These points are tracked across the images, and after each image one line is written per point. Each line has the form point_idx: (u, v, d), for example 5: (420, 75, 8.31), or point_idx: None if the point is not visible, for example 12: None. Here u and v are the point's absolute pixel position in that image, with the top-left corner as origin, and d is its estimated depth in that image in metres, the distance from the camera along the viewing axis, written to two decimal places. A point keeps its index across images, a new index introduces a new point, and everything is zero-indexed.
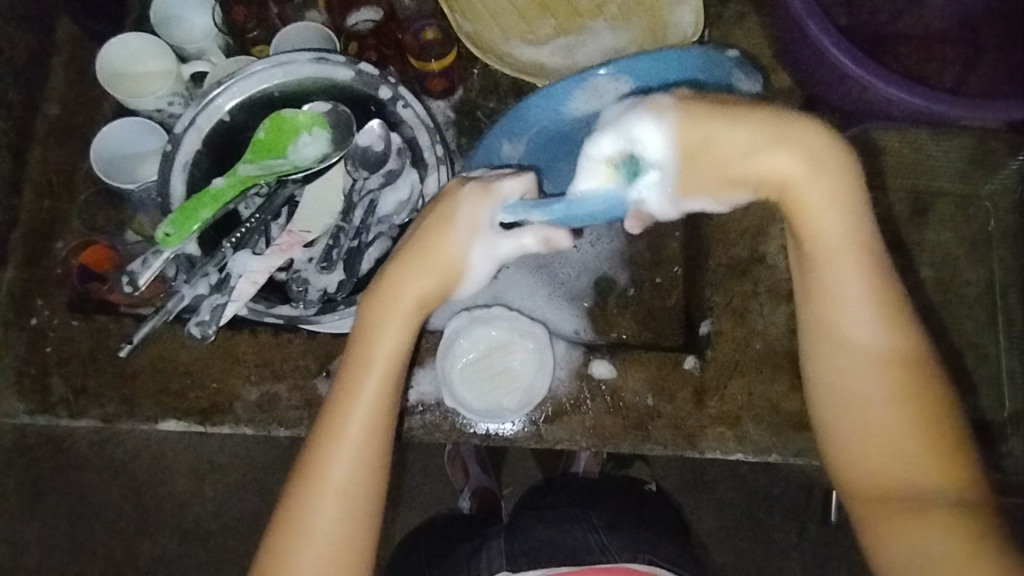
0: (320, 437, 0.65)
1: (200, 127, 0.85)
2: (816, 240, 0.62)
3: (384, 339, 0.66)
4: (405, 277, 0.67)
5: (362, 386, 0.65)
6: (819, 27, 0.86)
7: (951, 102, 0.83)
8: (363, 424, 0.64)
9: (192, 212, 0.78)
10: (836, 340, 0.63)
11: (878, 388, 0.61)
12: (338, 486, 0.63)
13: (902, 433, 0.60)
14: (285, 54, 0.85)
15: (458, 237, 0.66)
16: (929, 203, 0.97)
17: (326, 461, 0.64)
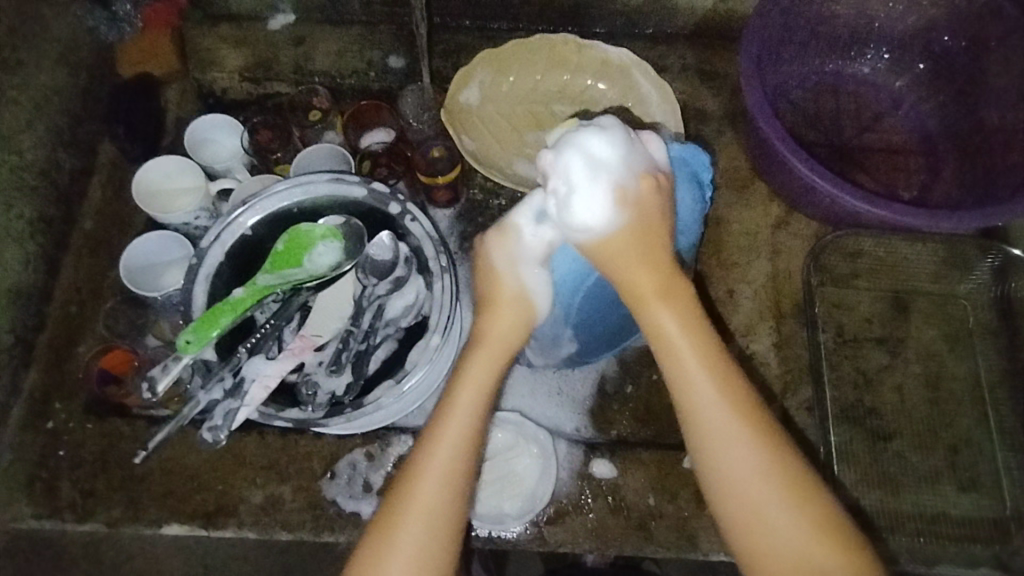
0: (401, 493, 0.65)
1: (223, 242, 0.92)
2: (668, 336, 0.65)
3: (464, 401, 0.67)
4: (495, 328, 0.70)
5: (437, 447, 0.65)
6: (789, 148, 0.95)
7: (916, 214, 0.90)
8: (440, 482, 0.65)
9: (211, 321, 0.84)
10: (699, 414, 0.64)
11: (751, 473, 0.63)
12: (433, 501, 0.64)
13: (763, 488, 0.63)
14: (305, 175, 0.94)
15: (498, 275, 0.70)
16: (910, 302, 1.02)
17: (420, 478, 0.65)
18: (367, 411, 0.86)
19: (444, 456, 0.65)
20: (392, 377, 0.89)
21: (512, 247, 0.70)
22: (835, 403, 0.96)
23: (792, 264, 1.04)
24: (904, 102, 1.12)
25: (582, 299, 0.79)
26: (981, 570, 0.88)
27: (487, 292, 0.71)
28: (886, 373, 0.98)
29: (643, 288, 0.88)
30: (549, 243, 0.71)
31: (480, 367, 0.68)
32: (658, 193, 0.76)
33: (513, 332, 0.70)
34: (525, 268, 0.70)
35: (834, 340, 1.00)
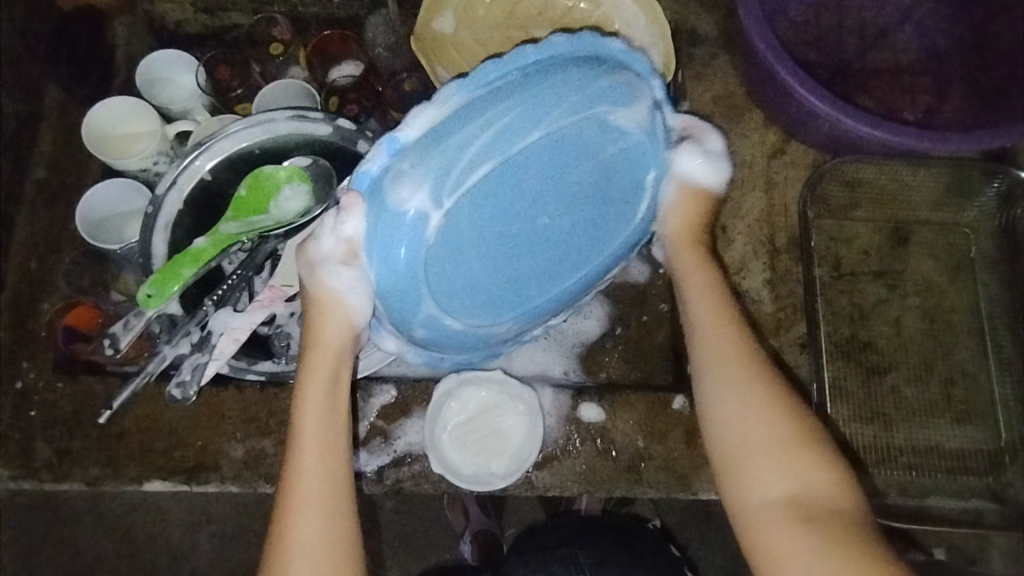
0: (282, 505, 0.64)
1: (181, 188, 0.86)
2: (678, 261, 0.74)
3: (314, 394, 0.67)
4: (322, 338, 0.67)
5: (302, 463, 0.65)
6: (788, 69, 0.88)
7: (921, 136, 0.85)
8: (315, 479, 0.64)
9: (173, 273, 0.78)
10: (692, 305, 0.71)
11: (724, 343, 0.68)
12: (314, 487, 0.64)
13: (741, 374, 0.65)
14: (265, 113, 0.87)
15: (310, 283, 0.66)
16: (910, 232, 0.98)
17: (299, 469, 0.64)
18: None
19: (312, 457, 0.65)
20: None
21: (312, 252, 0.64)
22: (829, 339, 0.93)
23: (789, 195, 0.99)
24: (911, 16, 1.03)
25: (453, 296, 0.69)
26: (973, 500, 0.88)
27: (307, 306, 0.68)
28: (883, 307, 0.95)
29: (562, 245, 0.72)
30: (351, 242, 0.62)
31: (318, 384, 0.67)
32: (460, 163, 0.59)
33: (340, 343, 0.67)
34: (326, 271, 0.64)
35: (831, 274, 0.96)
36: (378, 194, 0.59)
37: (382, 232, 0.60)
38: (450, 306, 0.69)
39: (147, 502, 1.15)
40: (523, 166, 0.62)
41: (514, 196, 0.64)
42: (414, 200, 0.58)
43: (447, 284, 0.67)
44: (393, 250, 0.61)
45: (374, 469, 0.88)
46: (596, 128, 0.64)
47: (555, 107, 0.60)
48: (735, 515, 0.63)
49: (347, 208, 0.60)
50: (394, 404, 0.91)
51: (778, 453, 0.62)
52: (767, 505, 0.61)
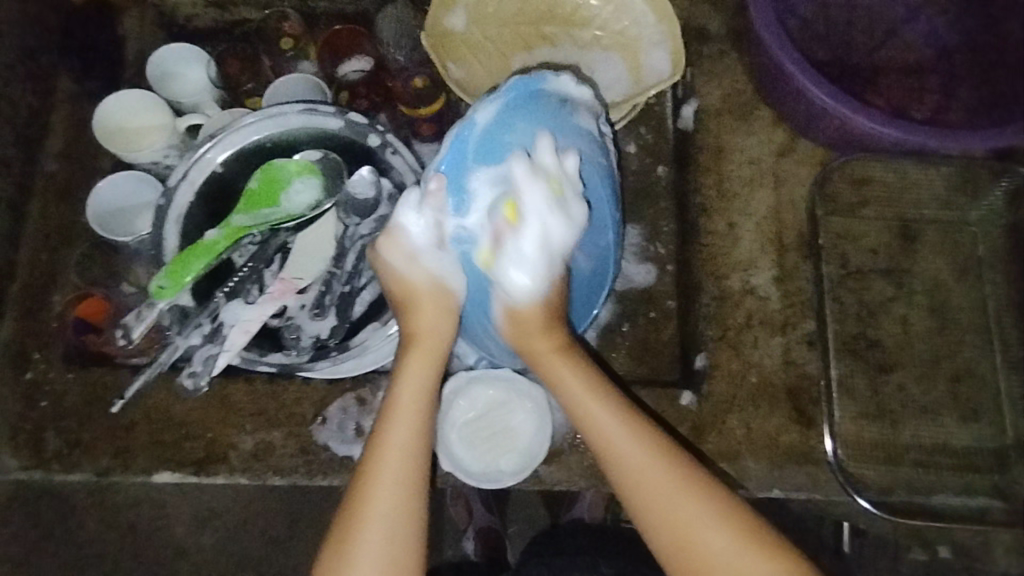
0: (364, 469, 0.68)
1: (193, 180, 0.86)
2: (574, 396, 0.72)
3: (412, 368, 0.72)
4: (423, 321, 0.73)
5: (392, 426, 0.69)
6: (797, 65, 0.88)
7: (931, 133, 0.85)
8: (402, 449, 0.68)
9: (185, 264, 0.80)
10: (614, 452, 0.69)
11: (659, 476, 0.67)
12: (399, 456, 0.67)
13: (683, 505, 0.66)
14: (277, 106, 0.88)
15: (410, 269, 0.72)
16: (917, 230, 0.98)
17: (387, 434, 0.69)
18: (353, 353, 0.85)
19: (401, 426, 0.69)
20: (379, 319, 0.87)
21: (404, 244, 0.71)
22: (836, 336, 0.94)
23: (796, 193, 0.99)
24: (919, 14, 1.03)
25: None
26: (980, 498, 0.88)
27: (408, 293, 0.73)
28: (890, 305, 0.95)
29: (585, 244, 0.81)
30: (438, 227, 0.70)
31: (417, 360, 0.72)
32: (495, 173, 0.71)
33: (441, 324, 0.73)
34: (425, 256, 0.72)
35: (838, 272, 0.97)
36: (456, 178, 0.70)
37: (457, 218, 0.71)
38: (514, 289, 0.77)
39: (151, 496, 1.15)
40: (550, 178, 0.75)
41: None
42: (478, 197, 0.70)
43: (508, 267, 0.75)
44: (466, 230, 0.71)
45: None
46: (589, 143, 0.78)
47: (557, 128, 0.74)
48: None
49: (435, 190, 0.69)
50: None
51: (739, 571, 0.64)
52: None
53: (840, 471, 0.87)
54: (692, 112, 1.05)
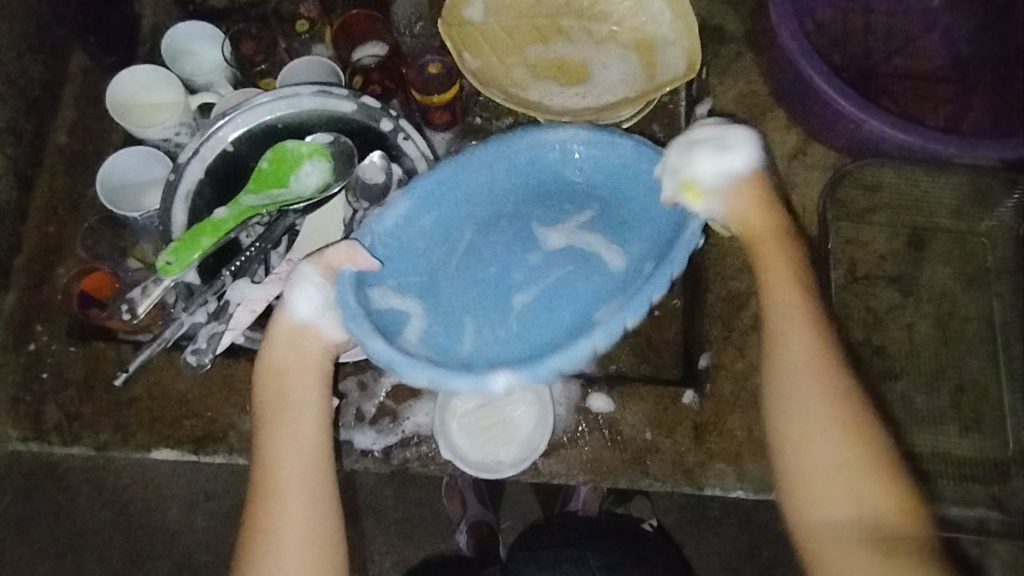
0: (260, 496, 0.71)
1: (204, 157, 0.86)
2: (767, 284, 0.76)
3: (284, 382, 0.75)
4: (278, 342, 0.76)
5: (278, 439, 0.72)
6: (814, 67, 0.88)
7: (946, 141, 0.84)
8: (291, 461, 0.71)
9: (194, 240, 0.78)
10: (780, 354, 0.74)
11: (807, 377, 0.72)
12: (291, 468, 0.71)
13: (828, 421, 0.70)
14: (290, 87, 0.87)
15: (281, 309, 0.75)
16: (927, 238, 0.97)
17: (276, 451, 0.72)
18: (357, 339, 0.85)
19: (285, 441, 0.72)
20: None
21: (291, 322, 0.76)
22: (841, 342, 0.93)
23: (807, 198, 1.00)
24: (937, 26, 1.04)
25: (568, 309, 0.80)
26: (980, 509, 0.87)
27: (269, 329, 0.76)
28: (896, 312, 0.95)
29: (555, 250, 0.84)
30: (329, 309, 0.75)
31: (269, 372, 0.75)
32: (450, 320, 0.81)
33: (313, 340, 0.76)
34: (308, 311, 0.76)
35: (846, 277, 0.96)
36: (358, 284, 0.75)
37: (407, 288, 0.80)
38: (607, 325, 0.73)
39: (149, 473, 1.15)
40: (453, 215, 0.83)
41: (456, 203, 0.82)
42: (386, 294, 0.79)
43: (565, 315, 0.80)
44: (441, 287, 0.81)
45: (380, 449, 0.88)
46: (503, 174, 0.83)
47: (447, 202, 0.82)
48: (801, 530, 0.70)
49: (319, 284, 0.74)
50: (403, 385, 0.91)
51: (859, 499, 0.68)
52: (835, 525, 0.68)
53: None
54: (706, 111, 1.05)
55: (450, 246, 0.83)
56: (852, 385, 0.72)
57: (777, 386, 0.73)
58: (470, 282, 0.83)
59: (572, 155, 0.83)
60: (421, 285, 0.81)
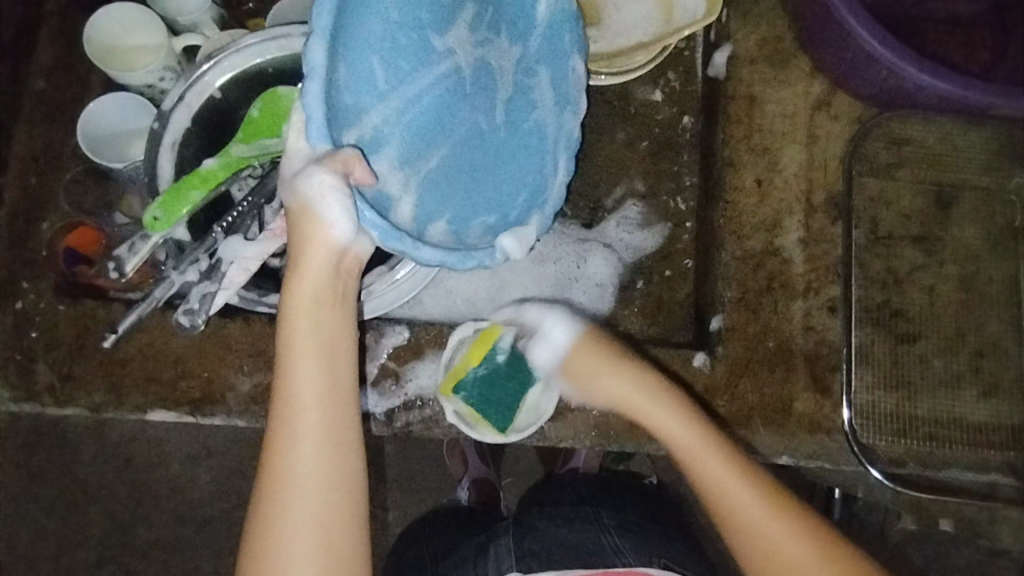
0: (273, 439, 0.58)
1: (190, 104, 0.79)
2: (632, 403, 0.70)
3: (303, 312, 0.60)
4: (305, 258, 0.61)
5: (298, 375, 0.58)
6: (848, 8, 0.81)
7: (987, 89, 0.79)
8: (314, 402, 0.58)
9: (182, 194, 0.74)
10: (693, 468, 0.66)
11: (727, 471, 0.65)
12: (317, 411, 0.58)
13: (773, 510, 0.63)
14: (281, 27, 0.80)
15: (314, 217, 0.59)
16: (952, 197, 0.93)
17: (294, 388, 0.58)
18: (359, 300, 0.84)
19: (311, 379, 0.59)
20: (385, 263, 0.87)
21: (325, 243, 0.60)
22: (860, 304, 0.90)
23: (830, 152, 0.94)
24: None
25: (507, 113, 0.76)
26: (992, 474, 0.86)
27: (299, 241, 0.61)
28: (918, 273, 0.91)
29: (496, 91, 0.75)
30: (354, 235, 0.61)
31: (306, 311, 0.60)
32: (414, 152, 0.70)
33: (347, 270, 0.63)
34: (332, 221, 0.59)
35: (867, 236, 0.92)
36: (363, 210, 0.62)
37: (381, 191, 0.67)
38: (552, 140, 0.79)
39: (149, 431, 1.13)
40: (366, 32, 0.63)
41: (354, 28, 0.62)
42: (387, 179, 0.68)
43: (493, 111, 0.75)
44: (427, 142, 0.71)
45: (382, 412, 0.87)
46: None
47: (363, 37, 0.63)
48: None
49: (331, 201, 0.58)
50: (406, 346, 0.89)
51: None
52: None
53: (853, 437, 0.86)
54: (725, 59, 0.98)
55: (380, 81, 0.66)
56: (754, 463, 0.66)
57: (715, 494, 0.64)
58: (416, 123, 0.70)
59: None
60: (368, 132, 0.66)
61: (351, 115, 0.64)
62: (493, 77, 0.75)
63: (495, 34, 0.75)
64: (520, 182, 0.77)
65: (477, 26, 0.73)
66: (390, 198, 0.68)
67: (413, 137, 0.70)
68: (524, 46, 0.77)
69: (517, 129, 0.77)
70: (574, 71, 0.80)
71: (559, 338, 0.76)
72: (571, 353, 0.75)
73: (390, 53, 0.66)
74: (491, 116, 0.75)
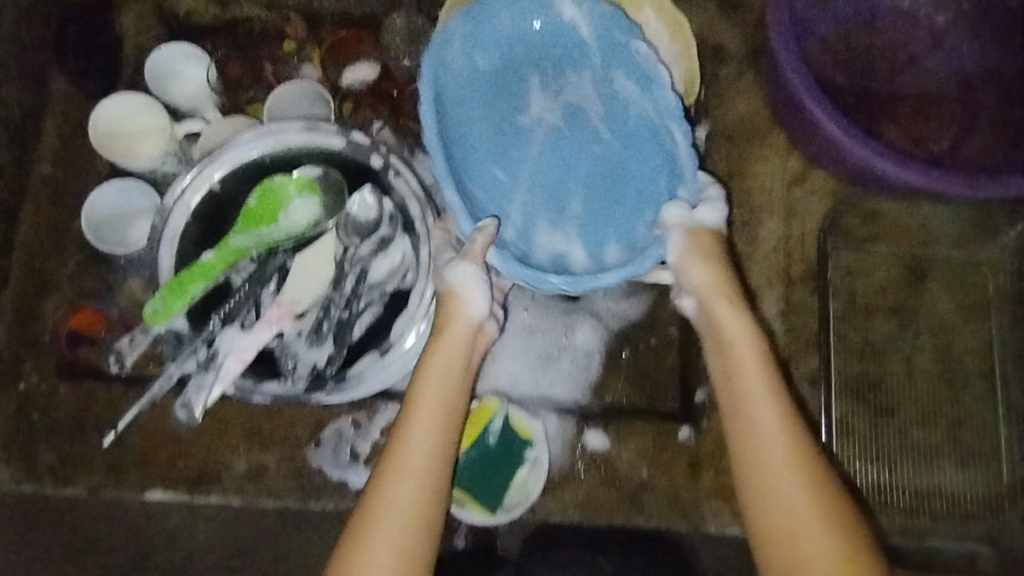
0: (385, 462, 0.69)
1: (189, 200, 0.83)
2: (749, 385, 0.71)
3: (433, 361, 0.72)
4: (444, 325, 0.75)
5: (420, 413, 0.70)
6: (814, 101, 0.86)
7: (951, 178, 0.83)
8: (426, 437, 0.69)
9: (182, 287, 0.78)
10: (754, 449, 0.69)
11: (782, 463, 0.68)
12: (423, 446, 0.69)
13: (802, 505, 0.66)
14: (276, 123, 0.85)
15: (456, 300, 0.74)
16: (927, 268, 0.96)
17: (414, 421, 0.70)
18: (351, 385, 0.82)
19: (427, 420, 0.70)
20: (378, 348, 0.83)
21: (465, 311, 0.74)
22: (839, 376, 0.93)
23: (807, 226, 0.98)
24: (944, 43, 1.02)
25: (608, 124, 0.84)
26: (970, 544, 0.88)
27: (449, 306, 0.75)
28: (894, 345, 0.94)
29: (597, 120, 0.84)
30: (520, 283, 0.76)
31: (438, 361, 0.72)
32: (557, 206, 0.83)
33: (462, 328, 0.74)
34: (463, 291, 0.74)
35: (845, 308, 0.95)
36: (522, 269, 0.75)
37: (560, 249, 0.81)
38: (660, 118, 0.81)
39: None
40: (474, 146, 0.83)
41: (466, 153, 0.83)
42: (548, 238, 0.82)
43: (597, 135, 0.84)
44: (563, 201, 0.83)
45: None
46: (461, 125, 0.83)
47: (477, 162, 0.83)
48: None
49: (467, 272, 0.74)
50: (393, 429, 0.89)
51: None
52: None
53: None
54: (704, 137, 1.01)
55: (503, 177, 0.83)
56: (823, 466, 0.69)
57: (748, 463, 0.69)
58: (546, 184, 0.84)
59: (445, 28, 0.81)
60: (518, 216, 0.82)
61: (500, 214, 0.82)
62: (578, 105, 0.85)
63: (569, 72, 0.85)
64: (648, 188, 0.81)
65: (546, 85, 0.85)
66: (585, 245, 0.81)
67: (550, 190, 0.83)
68: (579, 55, 0.85)
69: (632, 132, 0.83)
70: (637, 52, 0.82)
71: (710, 218, 0.77)
72: (693, 240, 0.75)
73: (499, 151, 0.84)
74: (596, 141, 0.84)
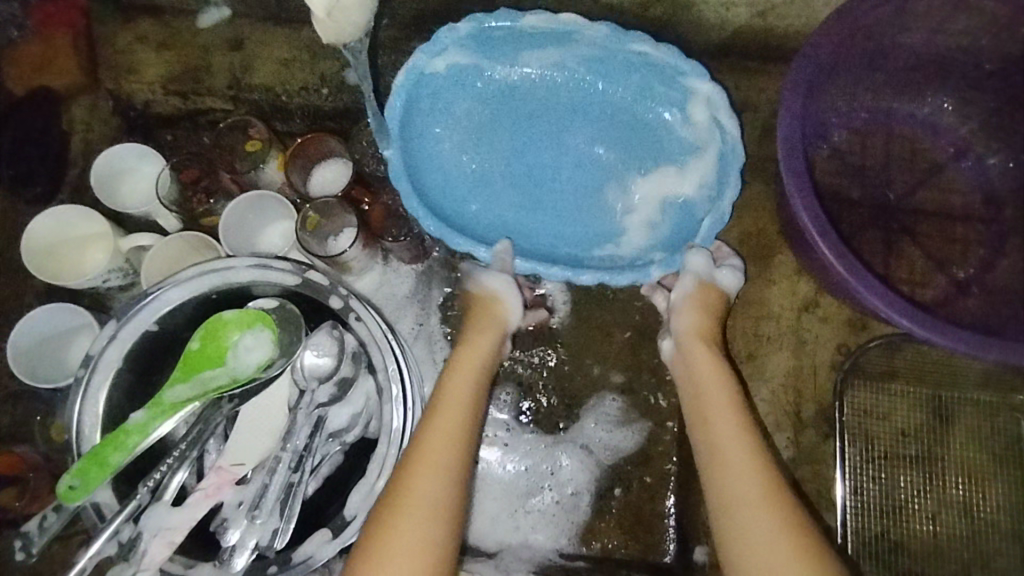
0: (408, 457, 0.68)
1: (122, 343, 0.73)
2: (705, 404, 0.73)
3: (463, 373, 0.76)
4: (478, 339, 0.80)
5: (443, 413, 0.72)
6: (828, 245, 0.75)
7: (985, 344, 0.71)
8: (450, 430, 0.71)
9: (100, 460, 0.65)
10: (721, 458, 0.68)
11: (750, 478, 0.66)
12: (454, 441, 0.70)
13: (766, 525, 0.62)
14: (225, 259, 0.76)
15: (499, 301, 0.82)
16: (952, 411, 0.86)
17: (438, 421, 0.71)
18: (295, 572, 0.72)
19: (456, 416, 0.72)
20: (330, 527, 0.74)
21: (500, 311, 0.82)
22: (856, 535, 0.83)
23: (819, 359, 0.88)
24: (967, 153, 0.92)
25: (574, 92, 0.89)
26: None
27: (483, 312, 0.83)
28: (918, 499, 0.84)
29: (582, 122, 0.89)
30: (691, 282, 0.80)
31: (467, 365, 0.77)
32: (604, 140, 0.89)
33: (496, 329, 0.81)
34: (506, 293, 0.83)
35: (862, 455, 0.85)
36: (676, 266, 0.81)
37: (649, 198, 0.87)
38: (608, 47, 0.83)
39: None
40: (510, 203, 0.89)
41: (511, 218, 0.88)
42: (642, 205, 0.87)
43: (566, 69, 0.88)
44: (618, 177, 0.88)
45: None
46: (487, 211, 0.88)
47: (533, 225, 0.88)
48: None
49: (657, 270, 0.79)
50: None
51: None
52: None
53: None
54: None
55: (568, 215, 0.88)
56: (794, 503, 0.64)
57: (718, 481, 0.67)
58: (585, 183, 0.89)
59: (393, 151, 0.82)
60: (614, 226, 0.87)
61: (593, 233, 0.87)
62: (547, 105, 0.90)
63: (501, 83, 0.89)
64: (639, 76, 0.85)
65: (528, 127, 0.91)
66: (644, 135, 0.88)
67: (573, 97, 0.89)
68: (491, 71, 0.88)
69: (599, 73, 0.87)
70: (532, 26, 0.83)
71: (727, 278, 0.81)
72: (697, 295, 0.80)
73: (529, 198, 0.89)
74: (571, 101, 0.89)
